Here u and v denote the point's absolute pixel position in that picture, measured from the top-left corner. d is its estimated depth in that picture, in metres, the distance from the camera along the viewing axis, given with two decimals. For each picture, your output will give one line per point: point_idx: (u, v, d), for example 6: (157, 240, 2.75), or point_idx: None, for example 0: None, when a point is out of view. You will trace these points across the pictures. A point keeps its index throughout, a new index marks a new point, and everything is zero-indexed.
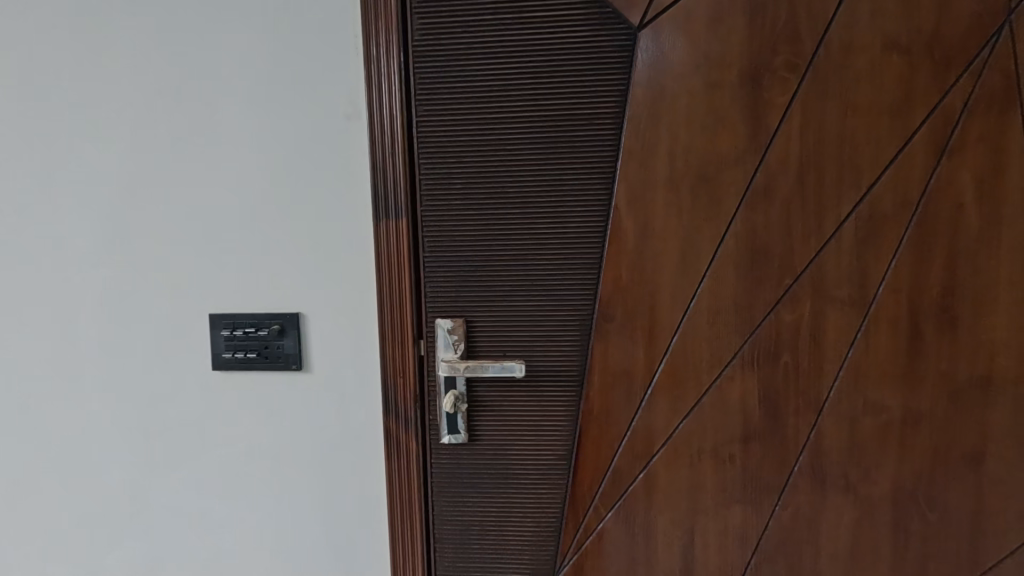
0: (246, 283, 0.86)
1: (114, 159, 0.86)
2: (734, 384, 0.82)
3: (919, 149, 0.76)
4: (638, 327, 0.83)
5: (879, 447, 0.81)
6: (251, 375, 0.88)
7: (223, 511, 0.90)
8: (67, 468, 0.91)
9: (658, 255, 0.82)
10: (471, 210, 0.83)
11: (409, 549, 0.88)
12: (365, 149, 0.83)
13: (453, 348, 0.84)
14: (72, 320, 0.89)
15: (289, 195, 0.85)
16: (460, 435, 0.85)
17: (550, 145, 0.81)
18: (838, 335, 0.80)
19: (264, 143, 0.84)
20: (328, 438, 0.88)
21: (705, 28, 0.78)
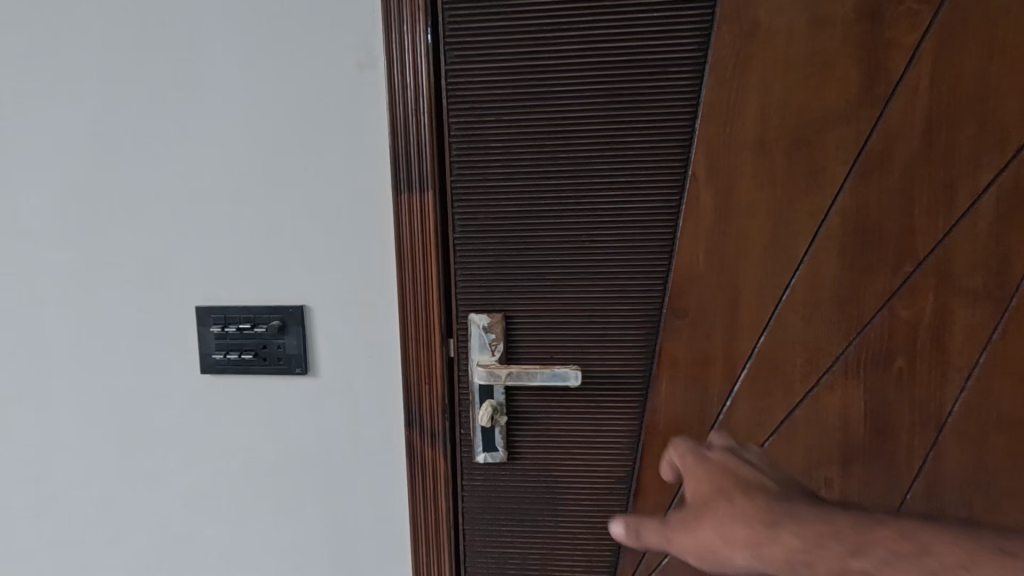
0: (240, 270, 0.72)
1: (79, 121, 0.71)
2: (834, 396, 0.67)
3: None
4: (717, 326, 0.68)
5: (1012, 473, 0.66)
6: (249, 380, 0.74)
7: (220, 535, 0.78)
8: (37, 488, 0.78)
9: (744, 237, 0.66)
10: (513, 183, 0.68)
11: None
12: (382, 109, 0.68)
13: (489, 349, 0.70)
14: (33, 314, 0.75)
15: (290, 164, 0.70)
16: (498, 453, 0.72)
17: (613, 100, 0.65)
18: (968, 336, 0.65)
19: (258, 101, 0.69)
20: (341, 452, 0.75)
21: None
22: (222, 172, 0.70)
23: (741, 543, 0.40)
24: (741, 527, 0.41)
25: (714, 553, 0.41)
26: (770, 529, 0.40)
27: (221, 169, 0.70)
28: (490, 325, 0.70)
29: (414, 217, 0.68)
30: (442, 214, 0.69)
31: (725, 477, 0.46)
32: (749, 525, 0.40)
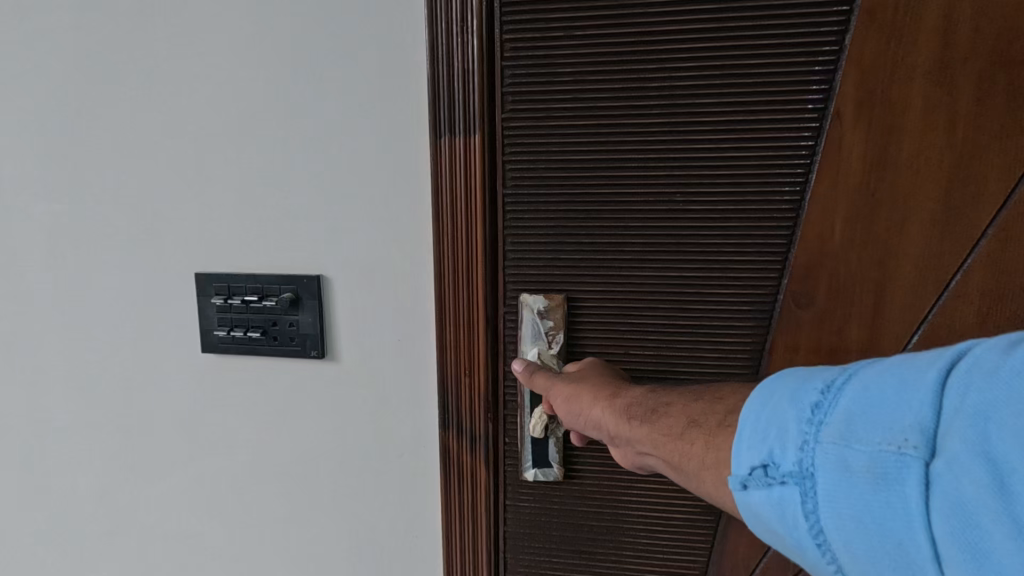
0: (247, 230, 0.59)
1: (50, 45, 0.59)
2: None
3: None
4: (857, 315, 0.54)
5: None
6: (258, 361, 0.62)
7: (225, 538, 0.68)
8: (23, 471, 0.69)
9: (902, 200, 0.51)
10: (587, 119, 0.53)
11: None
12: (418, 26, 0.53)
13: (546, 339, 0.57)
14: (12, 275, 0.64)
15: (303, 100, 0.56)
16: (552, 471, 0.58)
17: (728, 10, 0.49)
18: None
19: (264, 16, 0.55)
20: (362, 453, 0.63)
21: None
22: (223, 109, 0.57)
23: (587, 399, 0.48)
24: (589, 395, 0.48)
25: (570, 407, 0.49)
26: (604, 394, 0.47)
27: (221, 106, 0.57)
28: (550, 308, 0.57)
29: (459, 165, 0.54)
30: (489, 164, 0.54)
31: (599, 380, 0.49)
32: (591, 389, 0.48)
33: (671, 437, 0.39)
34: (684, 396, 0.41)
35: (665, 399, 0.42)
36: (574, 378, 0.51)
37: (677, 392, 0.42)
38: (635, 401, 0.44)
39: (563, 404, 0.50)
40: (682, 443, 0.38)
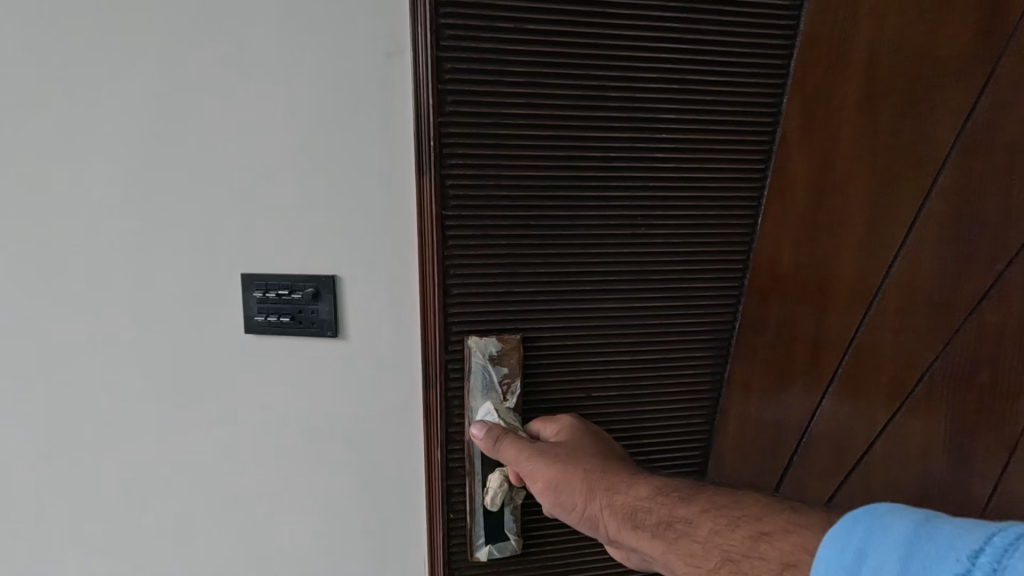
0: (276, 243, 0.80)
1: (119, 113, 0.77)
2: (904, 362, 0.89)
3: None
4: (803, 260, 0.91)
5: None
6: (284, 339, 0.83)
7: (259, 479, 0.89)
8: (92, 439, 0.88)
9: (837, 186, 0.88)
10: (521, 157, 0.78)
11: (443, 520, 0.87)
12: (406, 92, 0.76)
13: (495, 386, 0.82)
14: (85, 285, 0.83)
15: (326, 143, 0.77)
16: (508, 544, 0.89)
17: (659, 98, 0.81)
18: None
19: (300, 82, 0.76)
20: (365, 406, 0.85)
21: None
22: (258, 155, 0.78)
23: (596, 502, 0.66)
24: (597, 496, 0.66)
25: (583, 507, 0.67)
26: (607, 497, 0.66)
27: (258, 152, 0.78)
28: (503, 350, 0.82)
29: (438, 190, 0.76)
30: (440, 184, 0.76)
31: (598, 481, 0.68)
32: (596, 493, 0.67)
33: (665, 543, 0.57)
34: (657, 503, 0.61)
35: (651, 507, 0.61)
36: (567, 464, 0.71)
37: (654, 494, 0.62)
38: (630, 504, 0.63)
39: (566, 494, 0.69)
40: (680, 552, 0.55)
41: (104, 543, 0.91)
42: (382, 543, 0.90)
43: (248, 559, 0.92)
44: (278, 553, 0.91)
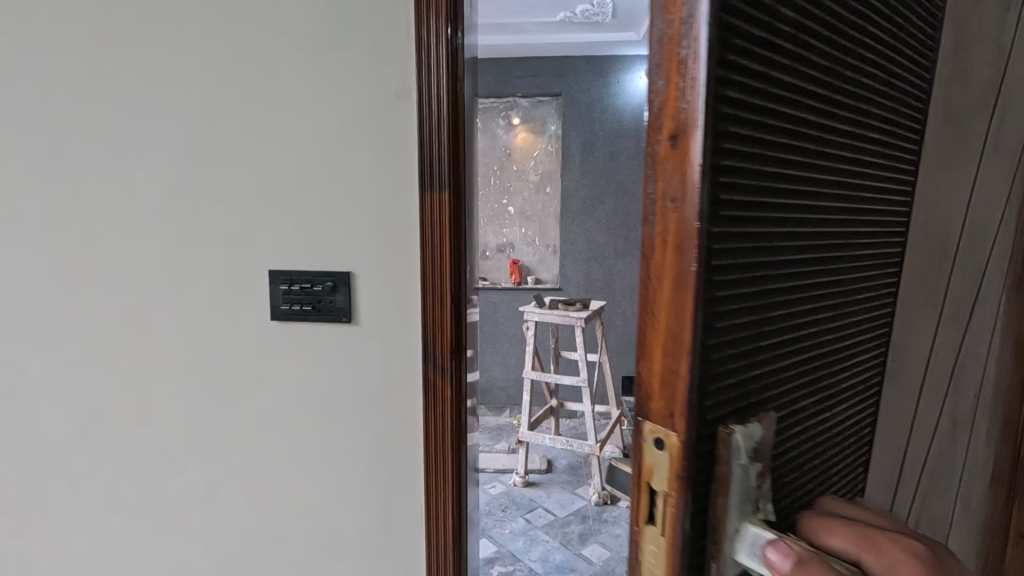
0: (301, 243, 0.97)
1: (180, 136, 0.98)
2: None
3: None
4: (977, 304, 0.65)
5: None
6: (304, 324, 0.99)
7: (278, 444, 1.04)
8: (142, 402, 1.06)
9: None
10: (798, 48, 0.35)
11: (446, 489, 1.00)
12: (413, 123, 0.92)
13: (753, 497, 0.35)
14: (144, 273, 1.02)
15: (344, 162, 0.95)
16: None
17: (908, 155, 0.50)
18: None
19: (324, 114, 0.94)
20: (372, 383, 0.99)
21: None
22: (290, 170, 0.96)
23: None
24: None
25: None
26: None
27: (291, 169, 0.96)
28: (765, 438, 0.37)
29: (456, 208, 0.94)
30: (463, 205, 0.96)
31: None
32: None
33: None
34: None
35: None
36: None
37: None
38: None
39: None
40: None
41: (146, 492, 1.09)
42: (387, 506, 1.03)
43: (262, 513, 1.06)
44: (289, 509, 1.05)
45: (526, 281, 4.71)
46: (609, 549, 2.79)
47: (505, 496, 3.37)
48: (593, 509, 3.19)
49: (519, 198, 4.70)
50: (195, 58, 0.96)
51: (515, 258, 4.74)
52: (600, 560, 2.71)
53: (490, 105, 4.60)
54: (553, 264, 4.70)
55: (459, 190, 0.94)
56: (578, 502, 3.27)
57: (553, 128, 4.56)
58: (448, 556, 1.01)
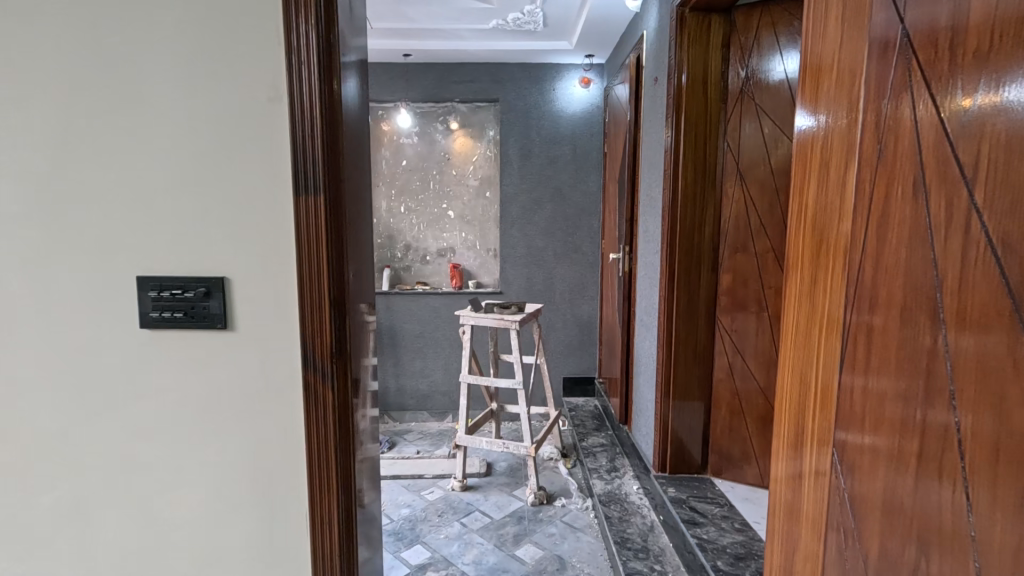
0: (172, 249, 0.94)
1: (38, 136, 0.94)
2: (819, 401, 1.09)
3: (832, 132, 1.06)
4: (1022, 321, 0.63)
5: (801, 379, 1.16)
6: (177, 332, 0.96)
7: (153, 456, 1.00)
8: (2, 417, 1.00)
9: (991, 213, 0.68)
10: None
11: (328, 493, 0.99)
12: (286, 129, 0.92)
13: None
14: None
15: (217, 168, 0.93)
16: None
17: None
18: (817, 290, 1.11)
19: (196, 117, 0.92)
20: (251, 390, 0.98)
21: (806, 113, 1.16)
22: (160, 174, 0.93)
23: None
24: None
25: None
26: None
27: (161, 173, 0.93)
28: None
29: (337, 211, 0.95)
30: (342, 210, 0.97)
31: None
32: None
33: None
34: None
35: None
36: None
37: None
38: None
39: None
40: None
41: (7, 513, 1.02)
42: (271, 514, 1.01)
43: (139, 530, 1.02)
44: (167, 524, 1.02)
45: (467, 285, 4.74)
46: (543, 548, 2.83)
47: (443, 501, 3.36)
48: (530, 509, 3.23)
49: (458, 203, 4.72)
50: (53, 57, 0.92)
51: (455, 262, 4.75)
52: (533, 560, 2.74)
53: (427, 109, 4.59)
54: (494, 268, 4.76)
55: (339, 195, 0.96)
56: (515, 503, 3.31)
57: (491, 133, 4.63)
58: (335, 562, 1.01)
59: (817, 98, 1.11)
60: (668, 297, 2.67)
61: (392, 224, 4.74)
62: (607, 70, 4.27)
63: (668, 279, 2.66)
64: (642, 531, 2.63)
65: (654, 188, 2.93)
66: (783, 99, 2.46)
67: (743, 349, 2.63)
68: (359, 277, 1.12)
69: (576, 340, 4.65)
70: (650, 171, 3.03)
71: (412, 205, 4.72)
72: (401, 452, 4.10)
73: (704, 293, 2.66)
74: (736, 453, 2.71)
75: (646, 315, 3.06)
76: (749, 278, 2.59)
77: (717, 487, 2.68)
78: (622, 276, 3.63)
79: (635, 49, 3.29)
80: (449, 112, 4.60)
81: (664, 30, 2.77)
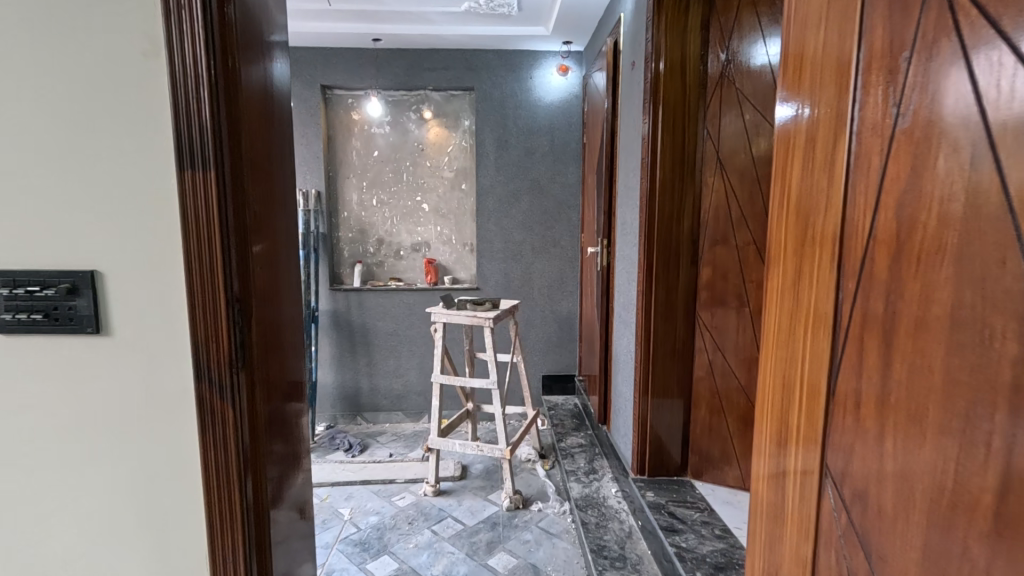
0: (30, 237, 0.78)
1: None
2: (802, 407, 0.96)
3: (822, 101, 0.91)
4: None
5: (790, 387, 1.01)
6: (39, 338, 0.79)
7: (18, 486, 0.83)
8: None
9: None
10: None
11: (230, 528, 0.83)
12: (166, 90, 0.75)
13: None
14: None
15: (82, 139, 0.76)
16: None
17: None
18: (806, 285, 0.96)
19: (54, 75, 0.76)
20: (135, 406, 0.82)
21: (786, 91, 1.03)
22: (9, 145, 0.77)
23: None
24: None
25: None
26: None
27: (10, 144, 0.77)
28: None
29: (235, 191, 0.79)
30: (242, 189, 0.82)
31: None
32: None
33: None
34: None
35: None
36: None
37: None
38: None
39: None
40: None
41: None
42: (163, 551, 0.85)
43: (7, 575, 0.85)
44: (39, 568, 0.85)
45: (442, 281, 4.58)
46: (516, 557, 2.70)
47: (414, 507, 3.20)
48: (504, 515, 3.09)
49: (433, 196, 4.55)
50: None
51: (430, 257, 4.58)
52: (506, 569, 2.60)
53: (399, 97, 4.43)
54: (470, 263, 4.62)
55: (237, 171, 0.80)
56: (490, 509, 3.17)
57: (466, 123, 4.48)
58: None
59: (800, 78, 0.99)
60: (646, 293, 2.54)
61: (363, 218, 4.54)
62: (585, 58, 4.13)
63: (645, 275, 2.53)
64: (619, 538, 2.50)
65: (632, 178, 2.80)
66: (766, 84, 2.30)
67: (723, 346, 2.52)
68: (272, 269, 0.97)
69: (556, 337, 4.51)
70: (627, 161, 2.90)
71: (384, 198, 4.53)
72: (372, 456, 3.93)
73: (683, 287, 2.53)
74: (717, 454, 2.61)
75: (624, 312, 2.94)
76: (728, 272, 2.47)
77: (697, 491, 2.56)
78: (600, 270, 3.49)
79: (613, 34, 3.15)
80: (422, 100, 4.43)
81: (640, 12, 2.63)
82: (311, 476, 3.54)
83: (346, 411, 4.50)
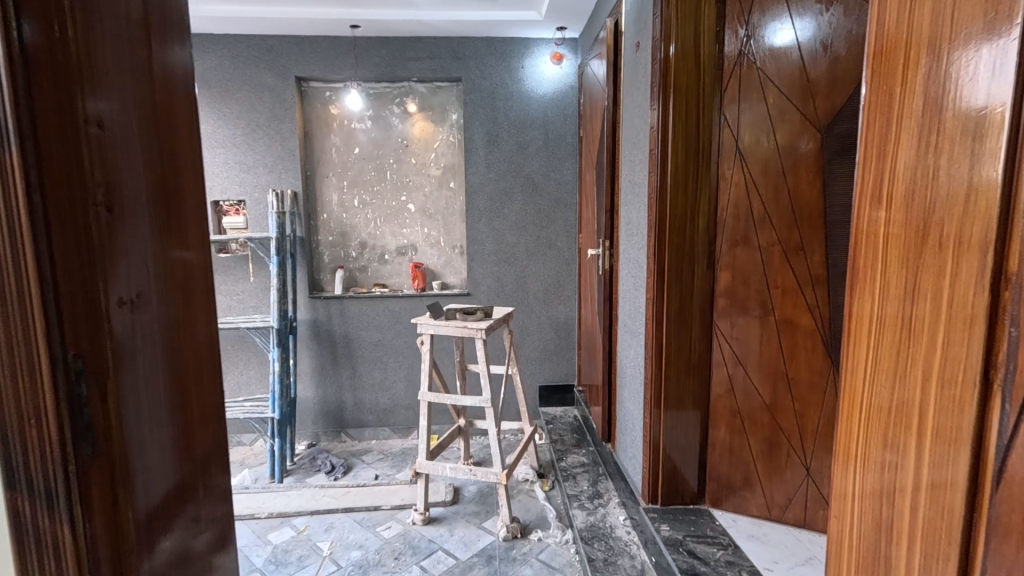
0: None
1: None
2: (922, 478, 0.68)
3: (957, 44, 0.63)
4: None
5: (896, 447, 0.73)
6: None
7: None
8: None
9: None
10: None
11: None
12: None
13: None
14: None
15: None
16: None
17: None
18: (927, 308, 0.68)
19: None
20: None
21: (885, 39, 0.75)
22: None
23: None
24: None
25: None
26: None
27: None
28: None
29: (66, 181, 0.50)
30: (79, 177, 0.52)
31: None
32: None
33: None
34: None
35: None
36: None
37: None
38: None
39: None
40: None
41: None
42: None
43: None
44: None
45: (431, 287, 4.28)
46: None
47: (401, 539, 2.90)
48: (501, 547, 2.80)
49: (419, 195, 4.24)
50: None
51: (417, 262, 4.27)
52: None
53: (381, 90, 4.12)
54: (461, 267, 4.32)
55: (71, 150, 0.51)
56: (485, 539, 2.88)
57: (454, 117, 4.18)
58: None
59: (910, 16, 0.70)
60: (656, 301, 2.26)
61: (345, 220, 4.23)
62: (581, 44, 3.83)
63: (656, 281, 2.25)
64: None
65: (637, 173, 2.52)
66: (795, 64, 2.02)
67: (744, 360, 2.25)
68: (142, 301, 0.66)
69: (553, 345, 4.22)
70: (632, 153, 2.61)
71: (367, 198, 4.22)
72: (357, 478, 3.62)
73: (698, 293, 2.26)
74: (738, 481, 2.33)
75: (631, 321, 2.65)
76: (750, 277, 2.20)
77: (718, 523, 2.28)
78: (603, 274, 3.19)
79: (613, 14, 2.86)
80: (406, 92, 4.13)
81: None
82: (289, 504, 3.23)
83: (331, 428, 4.18)
